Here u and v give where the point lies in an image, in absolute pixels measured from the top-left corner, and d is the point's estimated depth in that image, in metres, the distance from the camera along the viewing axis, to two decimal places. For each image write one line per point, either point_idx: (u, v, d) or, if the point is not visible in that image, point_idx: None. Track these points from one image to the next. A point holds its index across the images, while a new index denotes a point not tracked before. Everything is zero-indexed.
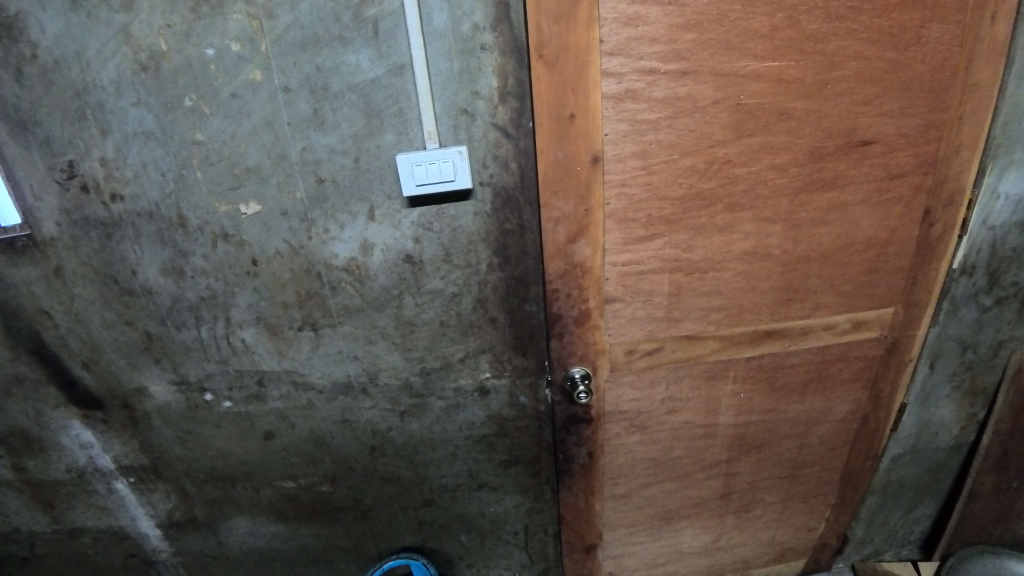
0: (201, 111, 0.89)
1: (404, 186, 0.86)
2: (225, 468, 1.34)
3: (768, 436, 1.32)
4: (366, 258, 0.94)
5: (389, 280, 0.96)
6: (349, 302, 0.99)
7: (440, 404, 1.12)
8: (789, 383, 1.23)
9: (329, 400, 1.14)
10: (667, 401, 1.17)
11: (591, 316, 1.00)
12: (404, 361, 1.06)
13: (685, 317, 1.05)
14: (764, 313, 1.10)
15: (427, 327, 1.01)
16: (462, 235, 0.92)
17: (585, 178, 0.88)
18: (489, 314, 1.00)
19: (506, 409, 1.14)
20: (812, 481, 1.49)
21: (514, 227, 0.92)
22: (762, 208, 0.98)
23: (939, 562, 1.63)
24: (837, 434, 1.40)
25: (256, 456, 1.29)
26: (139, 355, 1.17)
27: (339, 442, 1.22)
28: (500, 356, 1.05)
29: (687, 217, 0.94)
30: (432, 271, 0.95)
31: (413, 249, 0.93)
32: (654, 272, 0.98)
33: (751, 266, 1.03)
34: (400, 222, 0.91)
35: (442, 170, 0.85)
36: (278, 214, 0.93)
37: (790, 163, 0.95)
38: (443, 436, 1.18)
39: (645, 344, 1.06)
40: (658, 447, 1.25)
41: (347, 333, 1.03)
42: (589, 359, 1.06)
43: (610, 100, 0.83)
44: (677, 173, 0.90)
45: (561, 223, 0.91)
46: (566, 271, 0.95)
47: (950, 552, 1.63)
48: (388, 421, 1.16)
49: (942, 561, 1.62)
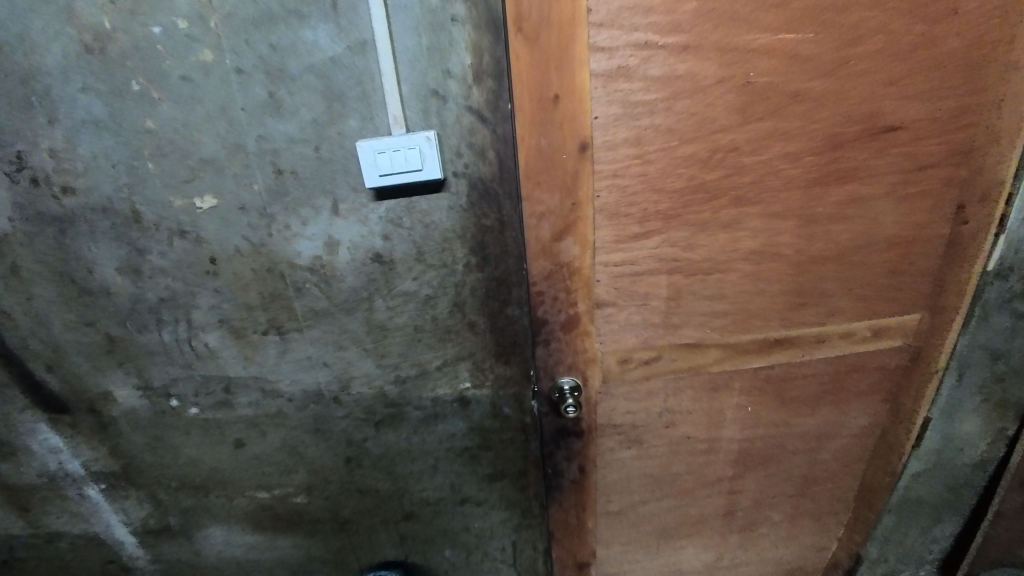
0: (151, 96, 0.82)
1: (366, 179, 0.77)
2: (198, 478, 1.28)
3: (776, 450, 1.22)
4: (332, 257, 0.86)
5: (358, 281, 0.87)
6: (315, 305, 0.91)
7: (418, 414, 1.04)
8: (801, 394, 1.13)
9: (301, 409, 1.06)
10: (665, 413, 1.07)
11: (580, 321, 0.90)
12: (378, 369, 0.98)
13: (685, 323, 0.95)
14: (775, 319, 0.99)
15: (401, 332, 0.93)
16: (436, 232, 0.83)
17: (572, 169, 0.77)
18: (468, 318, 0.91)
19: (489, 420, 1.05)
20: (823, 499, 1.39)
21: (493, 224, 0.83)
22: (773, 203, 0.87)
23: None
24: (851, 450, 1.29)
25: (229, 464, 1.23)
26: (104, 359, 1.11)
27: (313, 452, 1.14)
28: (481, 364, 0.97)
29: (689, 211, 0.84)
30: (404, 272, 0.87)
31: (382, 247, 0.84)
32: (651, 275, 0.87)
33: (760, 268, 0.93)
34: (368, 218, 0.82)
35: (408, 159, 0.75)
36: (236, 209, 0.85)
37: (804, 152, 0.85)
38: (422, 448, 1.10)
39: (641, 352, 0.96)
40: (656, 463, 1.16)
41: (316, 338, 0.95)
42: (578, 368, 0.96)
43: (599, 78, 0.73)
44: (676, 163, 0.80)
45: (545, 219, 0.80)
46: (552, 272, 0.85)
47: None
48: (364, 431, 1.08)
49: None
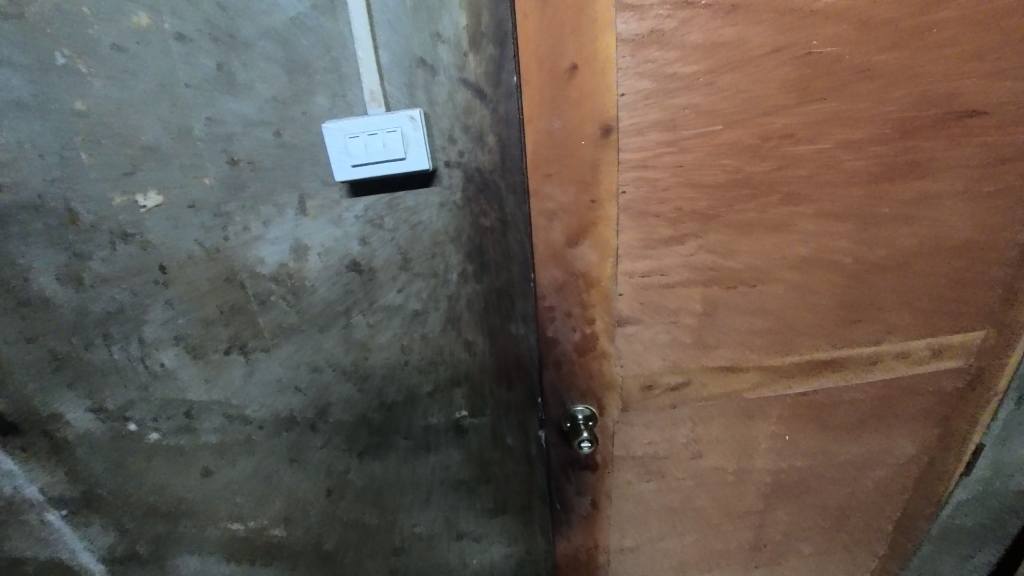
0: (79, 70, 0.67)
1: (337, 170, 0.61)
2: (159, 510, 1.12)
3: (812, 480, 1.08)
4: (300, 264, 0.71)
5: (333, 292, 0.73)
6: (280, 320, 0.76)
7: (407, 443, 0.90)
8: (846, 421, 0.99)
9: (272, 437, 0.92)
10: (691, 442, 0.93)
11: (597, 340, 0.76)
12: (358, 394, 0.84)
13: (719, 342, 0.80)
14: (822, 337, 0.85)
15: (385, 352, 0.79)
16: (424, 234, 0.69)
17: (590, 157, 0.62)
18: (463, 336, 0.77)
19: (488, 450, 0.91)
20: (862, 531, 1.24)
21: (494, 225, 0.69)
22: (830, 202, 0.73)
23: None
24: (895, 479, 1.15)
25: (198, 493, 1.09)
26: (51, 378, 0.97)
27: (289, 482, 1.00)
28: (478, 388, 0.83)
29: (730, 211, 0.69)
30: (388, 282, 0.72)
31: (360, 253, 0.70)
32: (683, 286, 0.73)
33: (809, 278, 0.79)
34: (342, 217, 0.68)
35: (388, 146, 0.60)
36: (185, 207, 0.71)
37: (869, 142, 0.71)
38: (412, 480, 0.95)
39: (667, 377, 0.82)
40: (678, 496, 1.02)
41: (285, 359, 0.80)
42: (593, 395, 0.82)
43: (627, 44, 0.58)
44: (718, 151, 0.65)
45: (556, 218, 0.65)
46: (564, 284, 0.70)
47: None
48: (345, 461, 0.94)
49: None
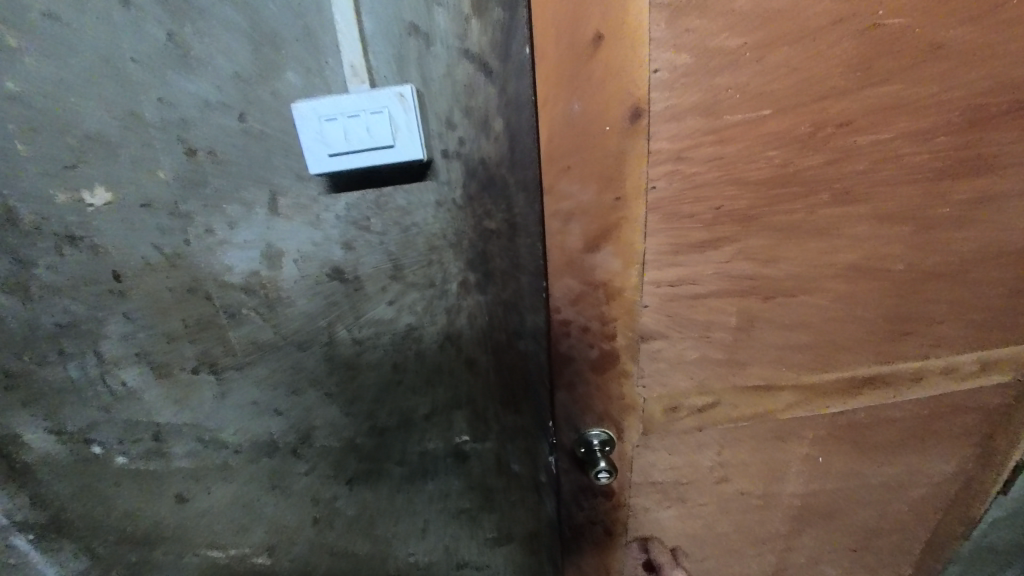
0: (6, 41, 0.56)
1: (311, 163, 0.49)
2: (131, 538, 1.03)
3: (844, 504, 0.99)
4: (274, 273, 0.60)
5: (313, 305, 0.61)
6: (254, 336, 0.65)
7: (402, 471, 0.78)
8: (885, 441, 0.89)
9: (248, 463, 0.80)
10: (716, 466, 0.84)
11: (617, 358, 0.66)
12: (344, 417, 0.71)
13: (753, 359, 0.71)
14: (867, 352, 0.76)
15: (374, 372, 0.66)
16: (418, 239, 0.57)
17: (616, 147, 0.52)
18: (464, 354, 0.66)
19: (492, 478, 0.81)
20: (892, 554, 1.14)
21: (500, 228, 0.58)
22: (885, 201, 0.64)
23: None
24: (930, 499, 1.06)
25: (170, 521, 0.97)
26: (4, 397, 0.87)
27: (272, 510, 0.87)
28: (482, 412, 0.71)
29: (776, 211, 0.60)
30: (376, 292, 0.60)
31: (343, 259, 0.58)
32: (717, 297, 0.63)
33: (858, 287, 0.69)
34: (321, 218, 0.56)
35: (371, 131, 0.48)
36: (139, 206, 0.61)
37: (933, 132, 0.61)
38: (408, 508, 0.85)
39: (693, 398, 0.73)
40: (699, 522, 0.93)
41: (261, 379, 0.69)
42: (612, 418, 0.71)
43: (662, 10, 0.48)
44: (763, 141, 0.56)
45: (575, 219, 0.54)
46: (581, 295, 0.59)
47: None
48: (332, 489, 0.82)
49: None
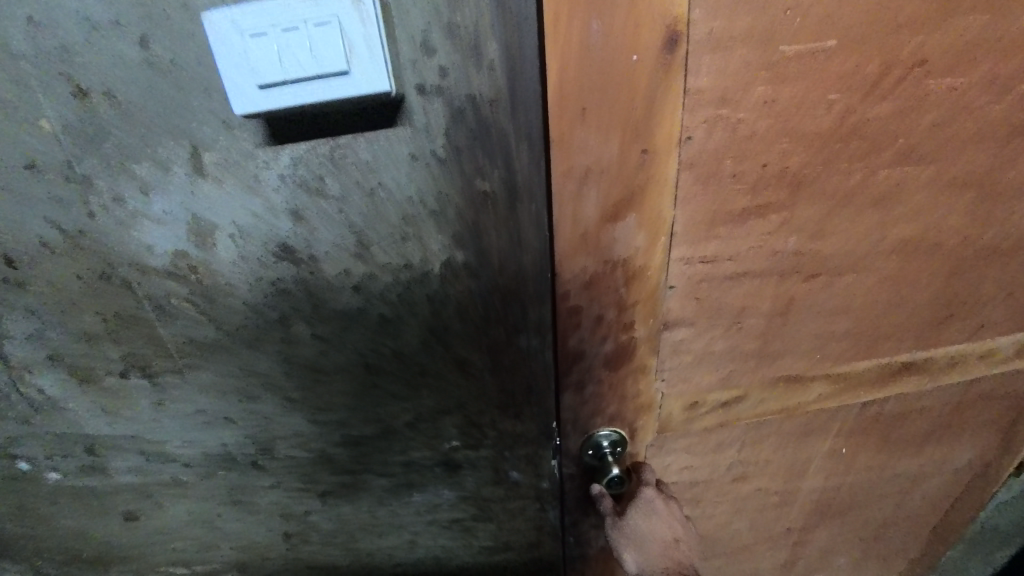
0: None
1: (235, 98, 0.36)
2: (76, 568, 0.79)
3: (862, 496, 0.92)
4: (208, 254, 0.47)
5: (261, 295, 0.49)
6: (189, 334, 0.52)
7: (383, 482, 0.65)
8: (912, 432, 0.82)
9: (204, 478, 0.64)
10: (736, 467, 0.75)
11: (634, 352, 0.55)
12: (312, 426, 0.59)
13: (787, 351, 0.61)
14: (909, 340, 0.66)
15: (342, 374, 0.54)
16: (389, 208, 0.44)
17: (646, 85, 0.40)
18: (453, 353, 0.53)
19: (488, 488, 0.68)
20: (899, 542, 1.09)
21: (496, 192, 0.44)
22: (951, 162, 0.54)
23: None
24: (947, 489, 0.99)
25: (100, 550, 0.75)
26: None
27: (237, 527, 0.70)
28: (475, 419, 0.59)
29: (831, 171, 0.49)
30: (339, 278, 0.48)
31: (294, 235, 0.45)
32: (755, 278, 0.53)
33: (908, 267, 0.59)
34: (261, 183, 0.43)
35: (316, 53, 0.35)
36: (19, 167, 0.45)
37: (1012, 80, 0.50)
38: (392, 522, 0.71)
39: (718, 393, 0.63)
40: (712, 523, 0.85)
41: (206, 385, 0.55)
42: (626, 421, 0.61)
43: None
44: (823, 83, 0.45)
45: (591, 183, 0.43)
46: (596, 278, 0.48)
47: None
48: (304, 503, 0.67)
49: None
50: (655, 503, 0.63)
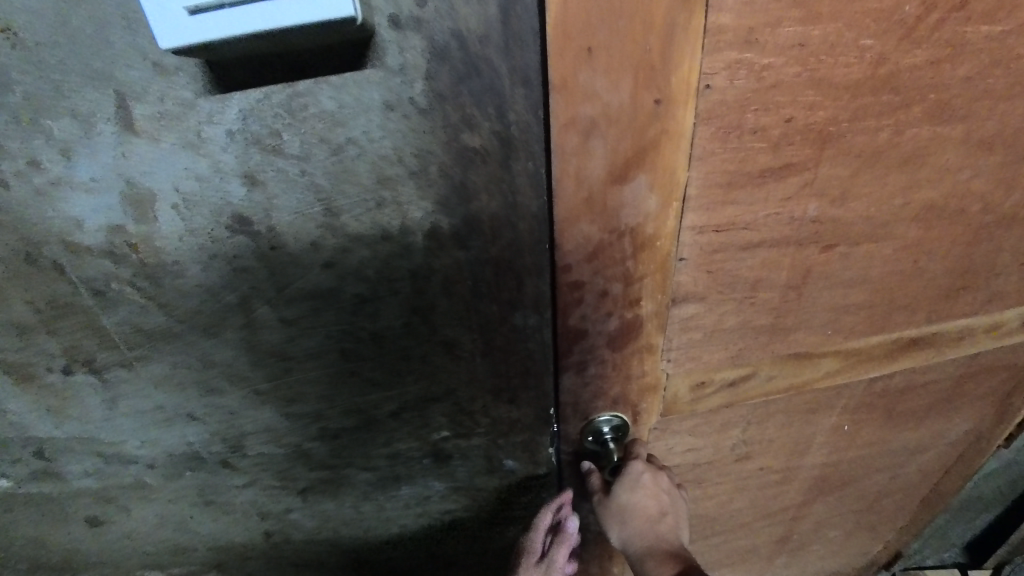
0: None
1: (162, 29, 0.29)
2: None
3: (860, 470, 0.92)
4: (147, 227, 0.40)
5: (215, 274, 0.42)
6: (138, 322, 0.45)
7: (367, 476, 0.61)
8: (913, 407, 0.81)
9: (169, 479, 0.59)
10: (739, 447, 0.72)
11: (641, 330, 0.50)
12: (285, 420, 0.53)
13: (799, 325, 0.57)
14: (921, 312, 0.63)
15: (316, 362, 0.48)
16: (361, 167, 0.38)
17: (663, 18, 0.34)
18: (440, 335, 0.48)
19: (482, 479, 0.63)
20: (892, 513, 1.10)
21: (487, 148, 0.38)
22: (984, 120, 0.48)
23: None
24: (941, 460, 0.99)
25: (64, 556, 0.69)
26: None
27: (212, 528, 0.66)
28: (466, 406, 0.54)
29: (859, 127, 0.44)
30: (305, 251, 0.41)
31: (249, 202, 0.39)
32: (771, 247, 0.49)
33: (929, 234, 0.56)
34: (205, 139, 0.36)
35: None
36: None
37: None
38: (378, 518, 0.66)
39: (726, 372, 0.59)
40: (712, 503, 0.83)
41: (163, 378, 0.49)
42: (630, 404, 0.56)
43: None
44: (856, 24, 0.38)
45: (597, 136, 0.37)
46: (600, 247, 0.43)
47: (1006, 562, 1.34)
48: (282, 502, 0.63)
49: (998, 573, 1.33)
50: (645, 475, 0.59)
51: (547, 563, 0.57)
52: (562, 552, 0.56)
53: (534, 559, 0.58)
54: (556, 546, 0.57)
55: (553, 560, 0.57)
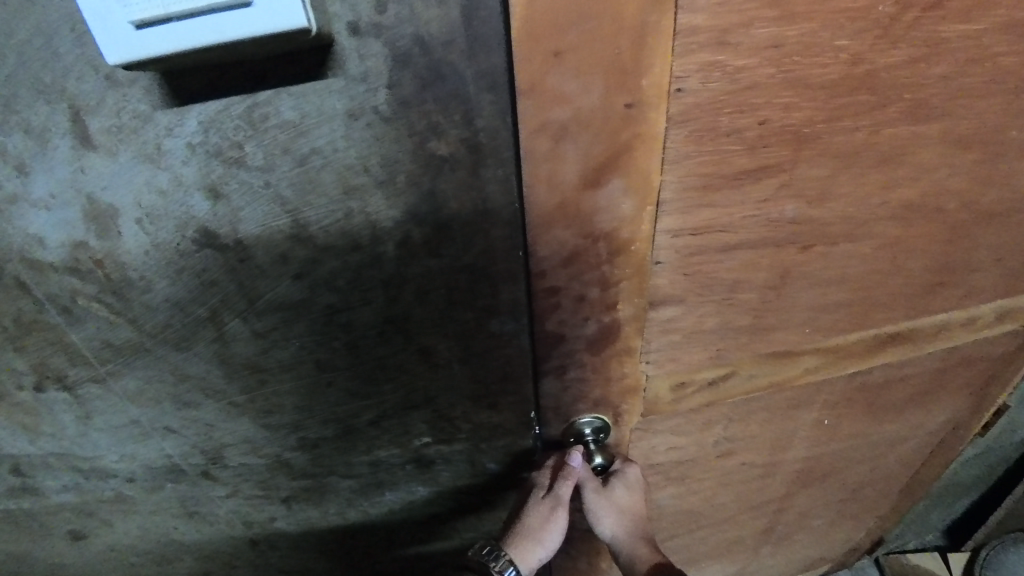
0: None
1: (108, 44, 0.27)
2: None
3: (842, 461, 0.93)
4: (108, 242, 0.38)
5: (183, 287, 0.41)
6: (107, 338, 0.44)
7: (350, 483, 0.60)
8: (893, 400, 0.82)
9: (151, 492, 0.58)
10: (722, 443, 0.73)
11: (620, 333, 0.50)
12: (263, 431, 0.53)
13: (778, 325, 0.57)
14: (899, 308, 0.64)
15: (291, 373, 0.48)
16: (326, 177, 0.37)
17: (634, 19, 0.33)
18: (416, 343, 0.47)
19: (466, 482, 0.63)
20: (874, 501, 1.12)
21: (457, 156, 0.37)
22: (959, 118, 0.48)
23: (972, 557, 1.38)
24: (920, 449, 1.01)
25: (47, 570, 0.68)
26: None
27: (196, 538, 0.65)
28: (446, 412, 0.54)
29: (835, 128, 0.44)
30: (272, 261, 0.40)
31: (213, 215, 0.38)
32: (749, 248, 0.49)
33: (907, 232, 0.56)
34: (163, 150, 0.35)
35: None
36: None
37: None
38: (364, 523, 0.66)
39: (707, 371, 0.59)
40: (697, 497, 0.84)
41: (136, 393, 0.48)
42: (612, 406, 0.57)
43: None
44: (829, 24, 0.38)
45: (569, 141, 0.37)
46: (575, 252, 0.42)
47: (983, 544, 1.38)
48: (266, 510, 0.62)
49: (974, 554, 1.37)
50: (626, 473, 0.59)
51: (554, 495, 0.54)
52: (568, 487, 0.54)
53: (540, 494, 0.55)
54: (561, 479, 0.55)
55: (559, 491, 0.54)
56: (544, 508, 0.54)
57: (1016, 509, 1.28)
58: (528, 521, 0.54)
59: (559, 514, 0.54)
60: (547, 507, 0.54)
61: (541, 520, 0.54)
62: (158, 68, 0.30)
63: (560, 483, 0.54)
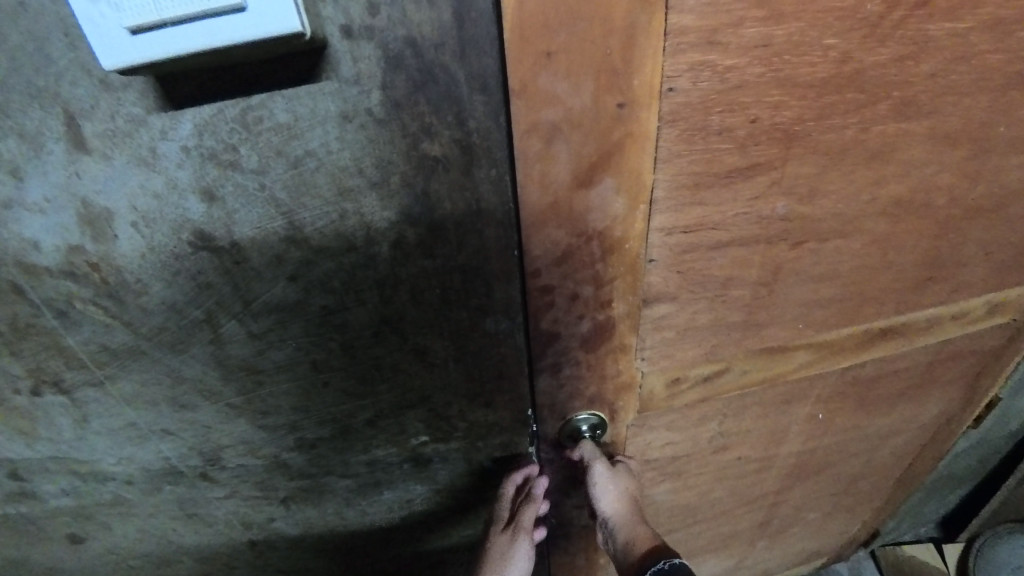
0: None
1: (102, 49, 0.27)
2: None
3: (836, 455, 0.94)
4: (103, 246, 0.38)
5: (178, 290, 0.41)
6: (103, 341, 0.44)
7: (348, 482, 0.61)
8: (885, 393, 0.83)
9: (149, 494, 0.58)
10: (717, 439, 0.74)
11: (614, 330, 0.50)
12: (261, 432, 0.53)
13: (771, 321, 0.58)
14: (890, 303, 0.65)
15: (288, 373, 0.48)
16: (319, 179, 0.37)
17: (624, 19, 0.34)
18: (412, 343, 0.48)
19: (463, 480, 0.64)
20: (868, 493, 1.14)
21: (451, 157, 0.38)
22: (947, 115, 0.49)
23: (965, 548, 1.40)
24: (913, 442, 1.02)
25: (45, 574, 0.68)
26: None
27: (195, 540, 0.65)
28: (442, 411, 0.54)
29: (824, 126, 0.45)
30: (267, 263, 0.40)
31: (207, 218, 0.38)
32: (740, 246, 0.49)
33: (896, 228, 0.57)
34: (156, 154, 0.35)
35: None
36: None
37: (1018, 23, 0.44)
38: (363, 522, 0.67)
39: (702, 367, 0.60)
40: (694, 492, 0.85)
41: (133, 396, 0.48)
42: (607, 402, 0.57)
43: None
44: (817, 23, 0.38)
45: (560, 141, 0.37)
46: (569, 251, 0.43)
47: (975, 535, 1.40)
48: (265, 510, 0.63)
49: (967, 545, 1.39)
50: (624, 471, 0.61)
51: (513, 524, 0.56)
52: (529, 516, 0.56)
53: (501, 527, 0.58)
54: (522, 509, 0.57)
55: (520, 522, 0.56)
56: (505, 539, 0.56)
57: (1007, 500, 1.30)
58: (491, 556, 0.56)
59: (522, 541, 0.55)
60: (507, 538, 0.56)
61: (503, 554, 0.56)
62: (151, 72, 0.30)
63: (522, 516, 0.57)
